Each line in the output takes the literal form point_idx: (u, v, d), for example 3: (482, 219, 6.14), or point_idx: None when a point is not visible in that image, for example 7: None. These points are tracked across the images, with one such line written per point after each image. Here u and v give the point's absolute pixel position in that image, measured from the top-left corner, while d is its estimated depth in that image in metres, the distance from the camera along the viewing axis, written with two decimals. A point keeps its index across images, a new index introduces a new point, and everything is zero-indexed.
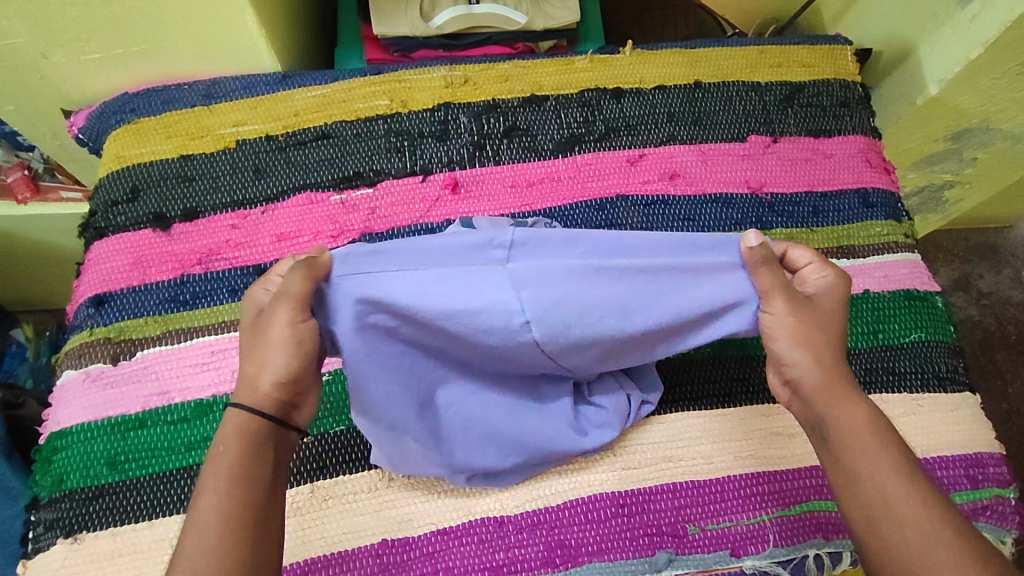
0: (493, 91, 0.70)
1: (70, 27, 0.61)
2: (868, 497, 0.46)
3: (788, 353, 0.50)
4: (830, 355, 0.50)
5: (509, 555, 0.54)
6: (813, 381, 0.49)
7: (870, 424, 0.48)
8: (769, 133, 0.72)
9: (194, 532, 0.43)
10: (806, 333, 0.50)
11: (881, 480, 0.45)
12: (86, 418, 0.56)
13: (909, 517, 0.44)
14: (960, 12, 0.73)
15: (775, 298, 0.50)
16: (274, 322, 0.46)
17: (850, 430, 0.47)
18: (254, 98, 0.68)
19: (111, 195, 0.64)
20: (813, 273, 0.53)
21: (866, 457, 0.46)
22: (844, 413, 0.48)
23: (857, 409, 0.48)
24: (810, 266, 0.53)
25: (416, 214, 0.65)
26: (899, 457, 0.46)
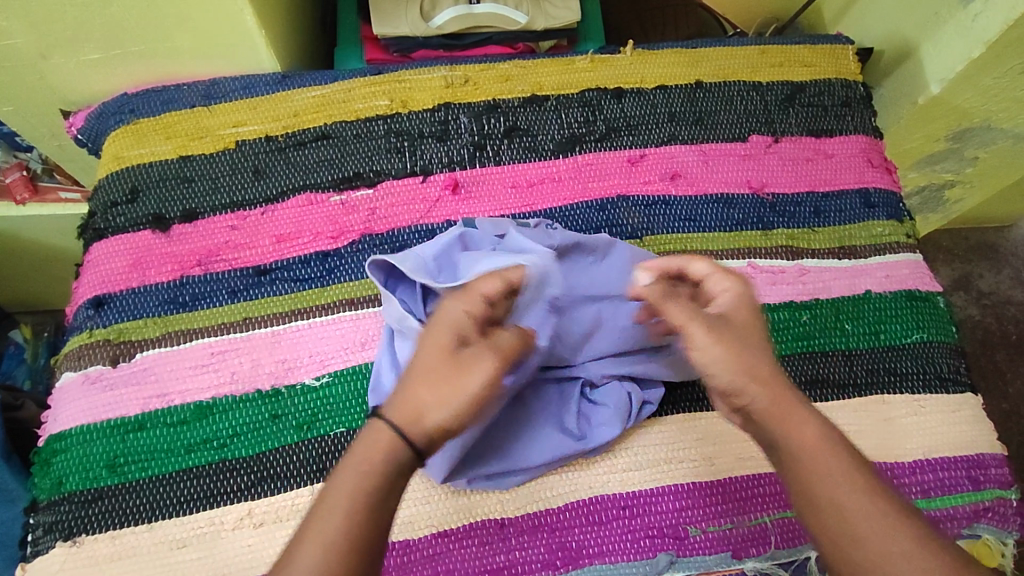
0: (494, 91, 0.70)
1: (68, 27, 0.60)
2: (834, 519, 0.43)
3: (719, 376, 0.47)
4: (770, 371, 0.48)
5: (510, 557, 0.53)
6: (763, 402, 0.47)
7: (825, 439, 0.46)
8: (770, 132, 0.72)
9: (318, 544, 0.41)
10: (747, 357, 0.47)
11: (842, 499, 0.43)
12: (85, 420, 0.56)
13: (872, 536, 0.42)
14: (962, 12, 0.73)
15: (692, 329, 0.48)
16: (479, 365, 0.45)
17: (807, 449, 0.45)
18: (254, 99, 0.67)
19: (110, 195, 0.64)
20: (716, 284, 0.52)
21: (828, 475, 0.44)
22: (797, 432, 0.46)
23: (809, 424, 0.46)
24: (713, 276, 0.52)
25: (416, 214, 0.65)
26: (860, 472, 0.44)
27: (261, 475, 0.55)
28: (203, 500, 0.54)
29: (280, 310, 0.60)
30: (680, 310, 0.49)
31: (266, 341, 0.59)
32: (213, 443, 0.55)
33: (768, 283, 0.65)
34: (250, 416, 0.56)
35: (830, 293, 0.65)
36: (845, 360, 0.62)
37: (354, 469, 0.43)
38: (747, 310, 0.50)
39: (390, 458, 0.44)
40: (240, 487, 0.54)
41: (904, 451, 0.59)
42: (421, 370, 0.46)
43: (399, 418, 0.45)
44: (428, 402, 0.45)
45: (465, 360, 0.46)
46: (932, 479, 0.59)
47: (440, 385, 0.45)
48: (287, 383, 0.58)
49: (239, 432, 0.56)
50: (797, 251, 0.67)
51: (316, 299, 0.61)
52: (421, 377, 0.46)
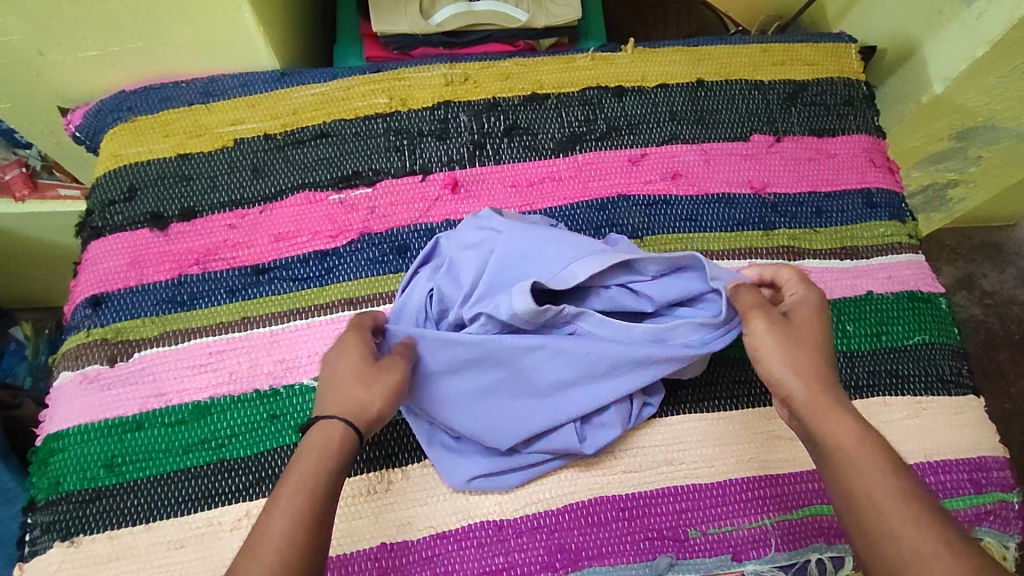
0: (494, 90, 0.69)
1: (65, 24, 0.60)
2: (864, 517, 0.42)
3: (773, 368, 0.49)
4: (819, 370, 0.48)
5: (509, 559, 0.53)
6: (801, 396, 0.48)
7: (862, 436, 0.45)
8: (773, 132, 0.71)
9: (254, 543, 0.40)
10: (790, 352, 0.49)
11: (874, 497, 0.42)
12: (83, 420, 0.56)
13: (905, 534, 0.40)
14: (966, 10, 0.72)
15: (754, 316, 0.50)
16: (395, 367, 0.50)
17: (842, 445, 0.45)
18: (252, 97, 0.67)
19: (108, 194, 0.64)
20: (791, 289, 0.53)
21: (862, 470, 0.43)
22: (831, 427, 0.46)
23: (848, 425, 0.46)
24: (790, 282, 0.54)
25: (415, 214, 0.65)
26: (895, 471, 0.43)
27: (259, 475, 0.54)
28: (200, 500, 0.53)
29: (278, 309, 0.60)
30: (747, 304, 0.51)
31: (264, 341, 0.59)
32: (211, 444, 0.55)
33: None
34: (248, 416, 0.56)
35: (832, 294, 0.65)
36: (847, 362, 0.62)
37: (316, 458, 0.44)
38: (812, 311, 0.51)
39: (343, 445, 0.45)
40: (238, 487, 0.54)
41: (906, 453, 0.59)
42: (346, 377, 0.48)
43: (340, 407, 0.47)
44: (373, 398, 0.47)
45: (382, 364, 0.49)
46: (934, 482, 0.58)
47: (372, 384, 0.48)
48: (285, 383, 0.57)
49: (237, 432, 0.56)
50: (799, 252, 0.67)
51: (315, 299, 0.61)
52: (340, 384, 0.48)
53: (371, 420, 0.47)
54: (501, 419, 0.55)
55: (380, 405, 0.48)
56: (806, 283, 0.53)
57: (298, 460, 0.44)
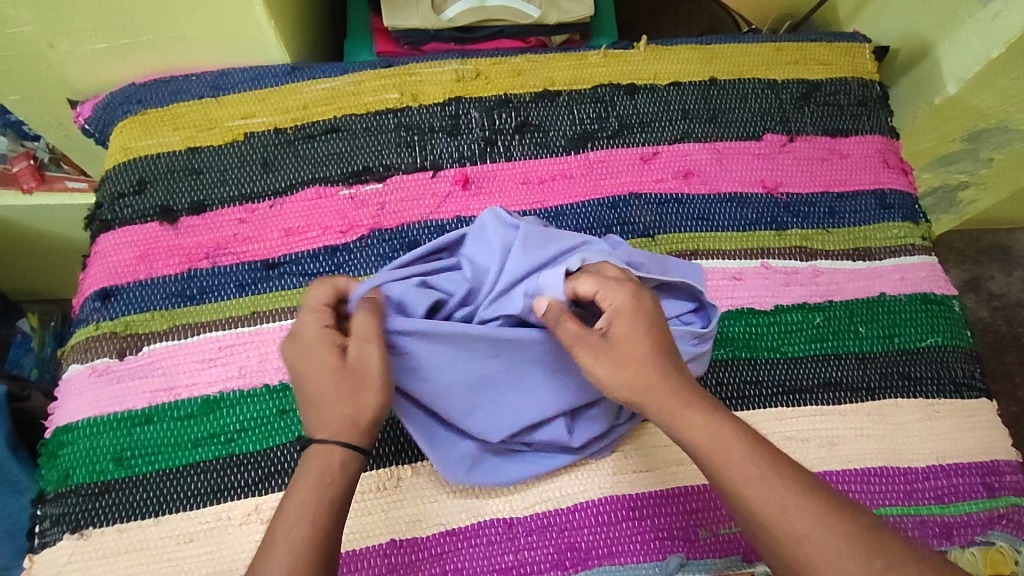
0: (505, 86, 0.69)
1: (76, 16, 0.60)
2: (744, 509, 0.43)
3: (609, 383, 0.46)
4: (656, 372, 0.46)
5: (518, 557, 0.53)
6: (656, 402, 0.46)
7: (729, 424, 0.45)
8: (785, 131, 0.71)
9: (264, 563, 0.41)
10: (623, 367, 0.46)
11: (745, 487, 0.43)
12: (92, 413, 0.55)
13: (783, 520, 0.41)
14: (981, 11, 0.72)
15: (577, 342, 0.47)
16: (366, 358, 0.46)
17: (705, 442, 0.44)
18: (263, 90, 0.67)
19: (118, 186, 0.63)
20: (603, 297, 0.49)
21: (730, 462, 0.43)
22: (693, 428, 0.45)
23: (712, 423, 0.45)
24: (600, 288, 0.49)
25: (426, 210, 0.64)
26: (764, 456, 0.44)
27: (268, 471, 0.54)
28: (209, 495, 0.53)
29: (288, 304, 0.60)
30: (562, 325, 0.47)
31: (274, 336, 0.58)
32: (220, 439, 0.55)
33: (781, 284, 0.64)
34: (257, 411, 0.56)
35: (845, 296, 0.64)
36: (859, 363, 0.62)
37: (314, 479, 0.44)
38: (644, 316, 0.48)
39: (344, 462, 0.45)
40: (247, 482, 0.54)
41: (917, 456, 0.59)
42: (331, 390, 0.46)
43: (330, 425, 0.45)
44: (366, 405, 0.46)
45: (357, 362, 0.46)
46: (945, 485, 0.58)
47: (358, 390, 0.46)
48: None
49: (246, 428, 0.55)
50: (811, 252, 0.66)
51: None
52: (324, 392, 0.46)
53: (368, 430, 0.46)
54: (500, 411, 0.54)
55: (374, 413, 0.46)
56: (632, 284, 0.49)
57: (300, 480, 0.44)
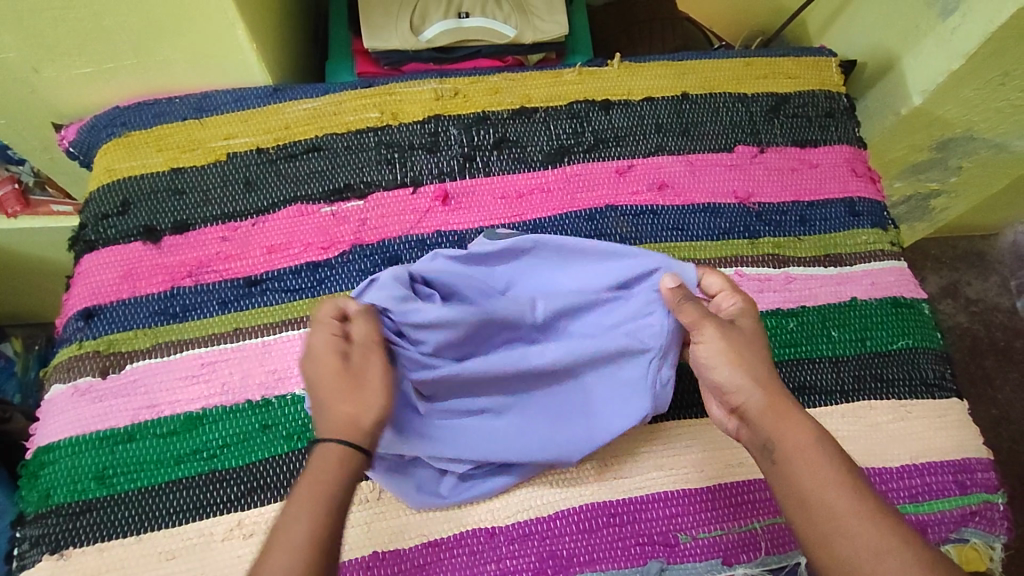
0: (483, 104, 0.71)
1: (60, 41, 0.61)
2: (819, 516, 0.45)
3: (723, 372, 0.50)
4: (766, 375, 0.50)
5: (500, 566, 0.53)
6: (758, 402, 0.49)
7: (813, 437, 0.48)
8: (756, 143, 0.73)
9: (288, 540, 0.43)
10: (744, 355, 0.50)
11: (827, 498, 0.45)
12: (74, 433, 0.56)
13: (862, 535, 0.43)
14: (942, 25, 0.75)
15: (705, 327, 0.51)
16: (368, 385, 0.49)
17: (797, 451, 0.47)
18: (245, 112, 0.68)
19: (101, 208, 0.64)
20: (724, 300, 0.55)
21: (812, 473, 0.46)
22: (788, 429, 0.48)
23: (799, 425, 0.48)
24: (724, 292, 0.55)
25: (406, 225, 0.65)
26: (846, 471, 0.46)
27: (252, 485, 0.55)
28: (192, 511, 0.53)
29: (271, 320, 0.61)
30: (693, 315, 0.51)
31: (256, 351, 0.59)
32: (203, 454, 0.55)
33: (756, 290, 0.66)
34: (241, 426, 0.56)
35: (818, 301, 0.66)
36: (833, 366, 0.63)
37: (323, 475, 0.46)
38: (754, 321, 0.53)
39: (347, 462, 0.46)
40: (231, 497, 0.54)
41: (891, 456, 0.60)
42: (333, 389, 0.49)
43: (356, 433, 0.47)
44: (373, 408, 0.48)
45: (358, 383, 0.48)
46: (919, 484, 0.59)
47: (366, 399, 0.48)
48: (277, 394, 0.58)
49: (230, 443, 0.56)
50: (783, 259, 0.68)
51: (308, 309, 0.61)
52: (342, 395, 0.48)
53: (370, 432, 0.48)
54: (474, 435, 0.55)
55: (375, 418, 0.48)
56: (746, 298, 0.54)
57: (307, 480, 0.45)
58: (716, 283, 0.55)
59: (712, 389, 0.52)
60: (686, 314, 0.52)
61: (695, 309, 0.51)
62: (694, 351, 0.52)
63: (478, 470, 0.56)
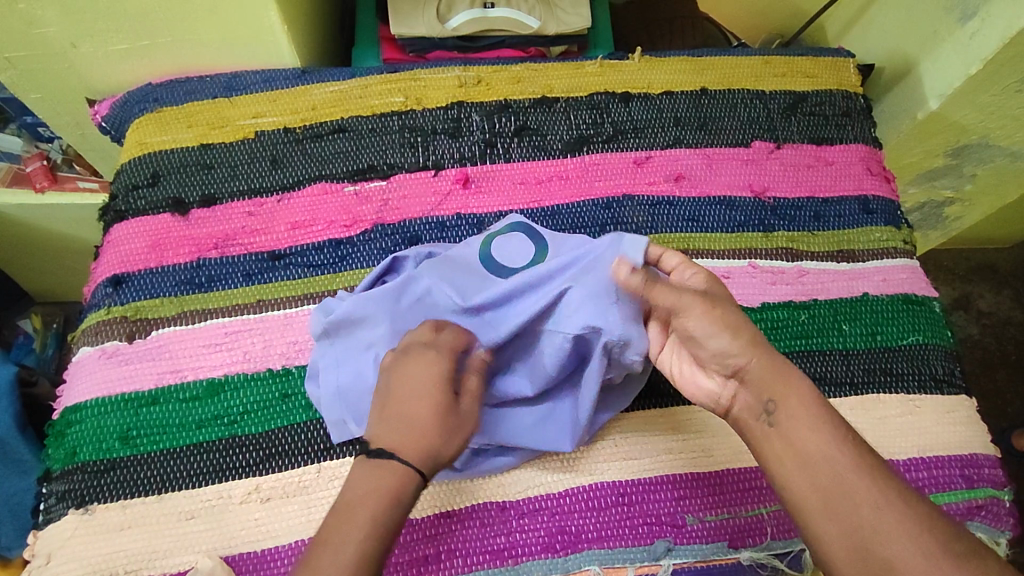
0: (506, 92, 0.72)
1: (98, 17, 0.63)
2: (823, 479, 0.44)
3: (714, 338, 0.49)
4: (754, 333, 0.50)
5: (510, 539, 0.54)
6: (754, 361, 0.48)
7: (812, 396, 0.47)
8: (772, 139, 0.74)
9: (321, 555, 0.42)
10: (736, 319, 0.50)
11: (827, 456, 0.45)
12: (100, 394, 0.57)
13: (863, 494, 0.43)
14: (960, 30, 0.76)
15: (687, 302, 0.50)
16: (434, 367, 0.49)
17: (798, 412, 0.46)
18: (274, 92, 0.70)
19: (132, 179, 0.66)
20: (685, 273, 0.55)
21: (815, 433, 0.45)
22: (787, 389, 0.47)
23: (801, 385, 0.47)
24: (680, 267, 0.55)
25: (427, 207, 0.67)
26: (850, 434, 0.46)
27: (270, 451, 0.56)
28: (212, 474, 0.55)
29: (295, 293, 0.62)
30: (672, 294, 0.51)
31: (278, 323, 0.61)
32: (224, 420, 0.57)
33: (769, 282, 0.67)
34: (261, 394, 0.58)
35: (829, 295, 0.67)
36: (843, 359, 0.64)
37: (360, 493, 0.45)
38: (720, 287, 0.53)
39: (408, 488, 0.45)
40: (249, 462, 0.55)
41: (898, 449, 0.61)
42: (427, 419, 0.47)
43: (398, 448, 0.46)
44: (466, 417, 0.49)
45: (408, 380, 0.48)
46: (926, 477, 0.60)
47: (451, 434, 0.47)
48: (297, 364, 0.59)
49: (250, 409, 0.57)
50: (797, 253, 0.69)
51: (329, 284, 0.63)
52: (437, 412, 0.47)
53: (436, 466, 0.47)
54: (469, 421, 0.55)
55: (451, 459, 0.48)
56: (705, 270, 0.55)
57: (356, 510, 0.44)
58: (673, 260, 0.55)
59: (708, 361, 0.51)
60: (662, 296, 0.51)
61: (671, 290, 0.51)
62: (683, 327, 0.51)
63: (489, 446, 0.56)
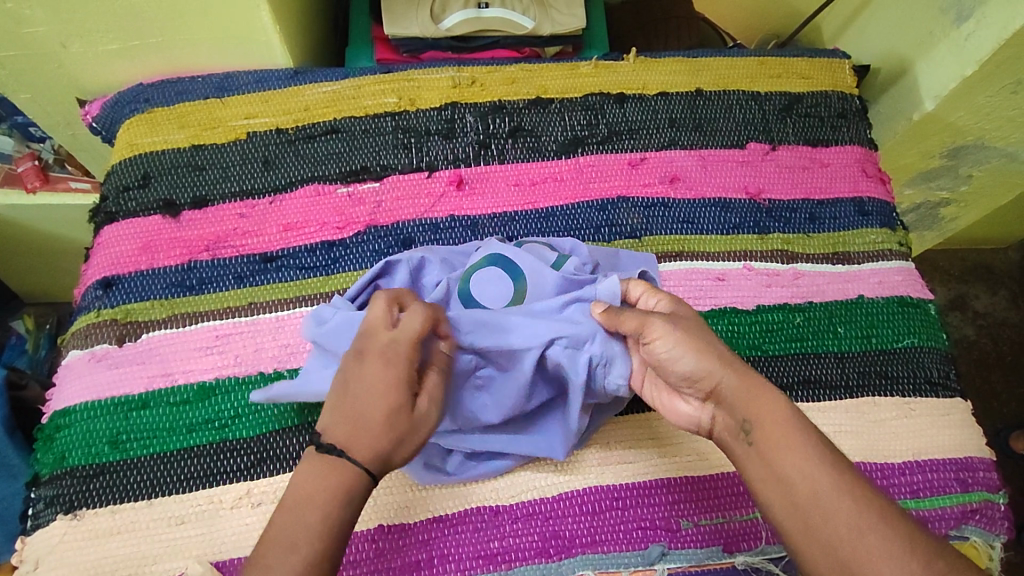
0: (500, 93, 0.72)
1: (88, 17, 0.62)
2: (800, 497, 0.44)
3: (685, 360, 0.49)
4: (724, 351, 0.50)
5: (503, 544, 0.54)
6: (731, 383, 0.48)
7: (790, 415, 0.47)
8: (768, 141, 0.74)
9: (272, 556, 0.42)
10: (702, 341, 0.49)
11: (805, 475, 0.44)
12: (90, 397, 0.57)
13: (841, 513, 0.43)
14: (956, 31, 0.75)
15: (651, 327, 0.50)
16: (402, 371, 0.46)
17: (773, 429, 0.46)
18: (266, 92, 0.69)
19: (122, 180, 0.65)
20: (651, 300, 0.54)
21: (793, 451, 0.45)
22: (761, 406, 0.47)
23: (775, 402, 0.47)
24: (645, 295, 0.54)
25: (420, 209, 0.66)
26: (826, 449, 0.45)
27: (261, 456, 0.55)
28: (203, 479, 0.54)
29: (287, 296, 0.62)
30: (638, 317, 0.50)
31: (270, 326, 0.60)
32: (214, 424, 0.56)
33: (763, 285, 0.66)
34: (252, 398, 0.57)
35: (824, 297, 0.67)
36: (838, 362, 0.64)
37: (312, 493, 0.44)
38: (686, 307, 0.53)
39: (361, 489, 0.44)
40: (241, 466, 0.55)
41: (893, 452, 0.60)
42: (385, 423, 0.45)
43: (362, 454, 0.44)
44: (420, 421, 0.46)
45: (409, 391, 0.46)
46: (921, 480, 0.59)
47: (405, 439, 0.45)
48: (289, 367, 0.59)
49: (240, 414, 0.57)
50: (792, 255, 0.68)
51: (322, 286, 0.63)
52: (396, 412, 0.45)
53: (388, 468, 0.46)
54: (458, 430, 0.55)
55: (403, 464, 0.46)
56: (671, 294, 0.54)
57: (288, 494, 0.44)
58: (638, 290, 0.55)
59: (680, 382, 0.51)
60: (628, 323, 0.51)
61: (636, 315, 0.51)
62: (652, 352, 0.50)
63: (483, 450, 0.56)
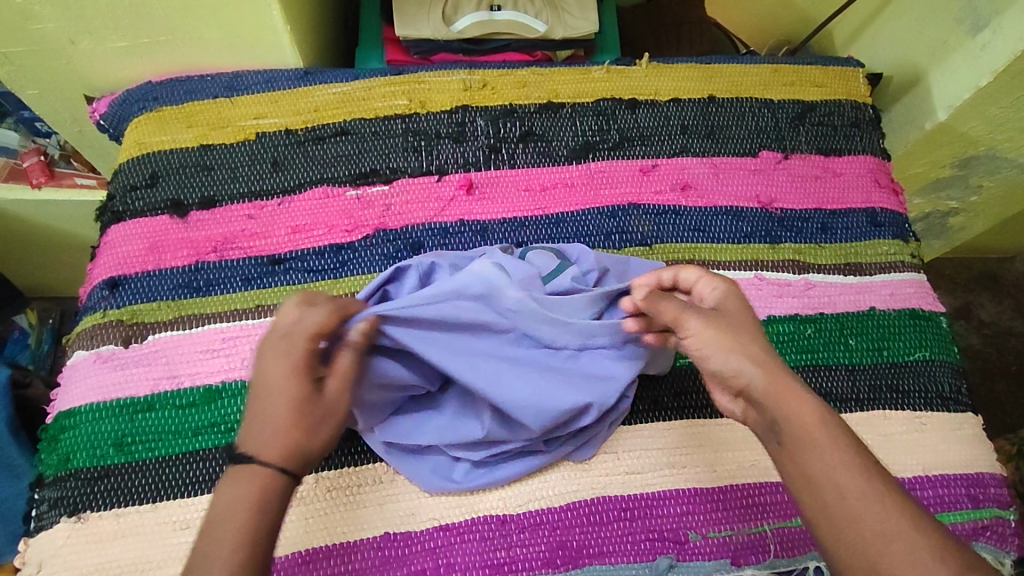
0: (511, 97, 0.71)
1: (98, 14, 0.62)
2: (829, 499, 0.43)
3: (713, 359, 0.49)
4: (760, 350, 0.48)
5: (510, 554, 0.54)
6: (761, 382, 0.47)
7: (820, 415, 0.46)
8: (780, 149, 0.73)
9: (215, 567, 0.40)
10: (737, 337, 0.49)
11: (832, 475, 0.44)
12: (96, 398, 0.56)
13: (870, 516, 0.42)
14: (971, 41, 0.75)
15: (686, 320, 0.50)
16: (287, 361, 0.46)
17: (804, 429, 0.45)
18: (276, 93, 0.69)
19: (130, 179, 0.65)
20: (706, 286, 0.54)
21: (822, 451, 0.44)
22: (792, 405, 0.46)
23: (806, 402, 0.46)
24: (700, 280, 0.54)
25: (430, 213, 0.66)
26: (857, 452, 0.45)
27: None
28: (208, 482, 0.54)
29: None
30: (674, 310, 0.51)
31: None
32: (220, 427, 0.56)
33: (775, 295, 0.66)
34: None
35: (836, 308, 0.66)
36: (848, 374, 0.63)
37: None
38: (736, 303, 0.52)
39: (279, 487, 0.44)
40: None
41: (904, 467, 0.60)
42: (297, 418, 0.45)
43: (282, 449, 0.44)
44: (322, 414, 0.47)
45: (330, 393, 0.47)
46: (931, 495, 0.59)
47: (315, 431, 0.46)
48: None
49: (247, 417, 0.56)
50: (804, 266, 0.68)
51: (329, 290, 0.62)
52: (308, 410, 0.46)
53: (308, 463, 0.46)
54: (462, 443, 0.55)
55: (318, 452, 0.46)
56: (728, 283, 0.54)
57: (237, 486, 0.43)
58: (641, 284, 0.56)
59: (715, 377, 0.50)
60: (665, 312, 0.52)
61: (674, 306, 0.51)
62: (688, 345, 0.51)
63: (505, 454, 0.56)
